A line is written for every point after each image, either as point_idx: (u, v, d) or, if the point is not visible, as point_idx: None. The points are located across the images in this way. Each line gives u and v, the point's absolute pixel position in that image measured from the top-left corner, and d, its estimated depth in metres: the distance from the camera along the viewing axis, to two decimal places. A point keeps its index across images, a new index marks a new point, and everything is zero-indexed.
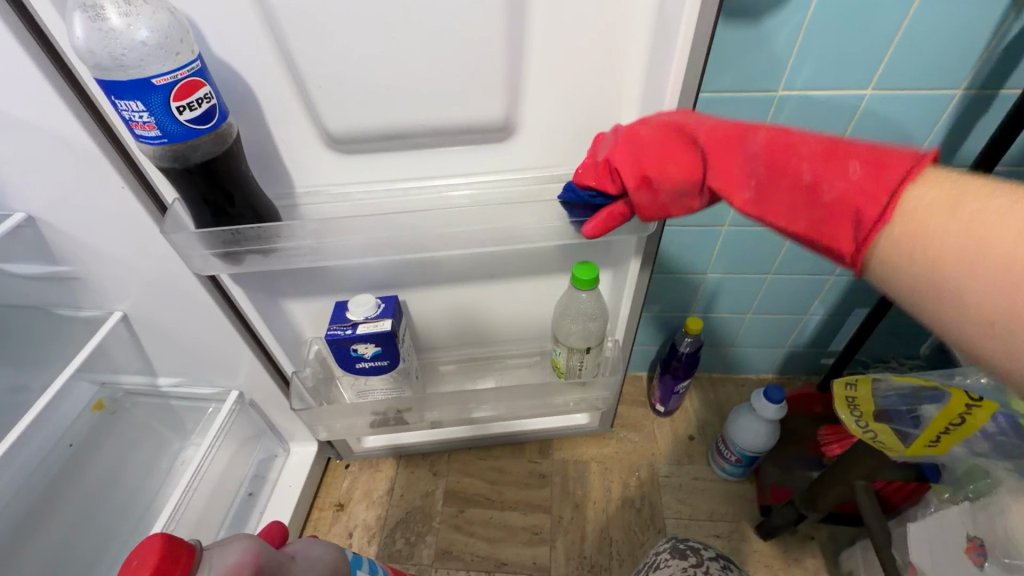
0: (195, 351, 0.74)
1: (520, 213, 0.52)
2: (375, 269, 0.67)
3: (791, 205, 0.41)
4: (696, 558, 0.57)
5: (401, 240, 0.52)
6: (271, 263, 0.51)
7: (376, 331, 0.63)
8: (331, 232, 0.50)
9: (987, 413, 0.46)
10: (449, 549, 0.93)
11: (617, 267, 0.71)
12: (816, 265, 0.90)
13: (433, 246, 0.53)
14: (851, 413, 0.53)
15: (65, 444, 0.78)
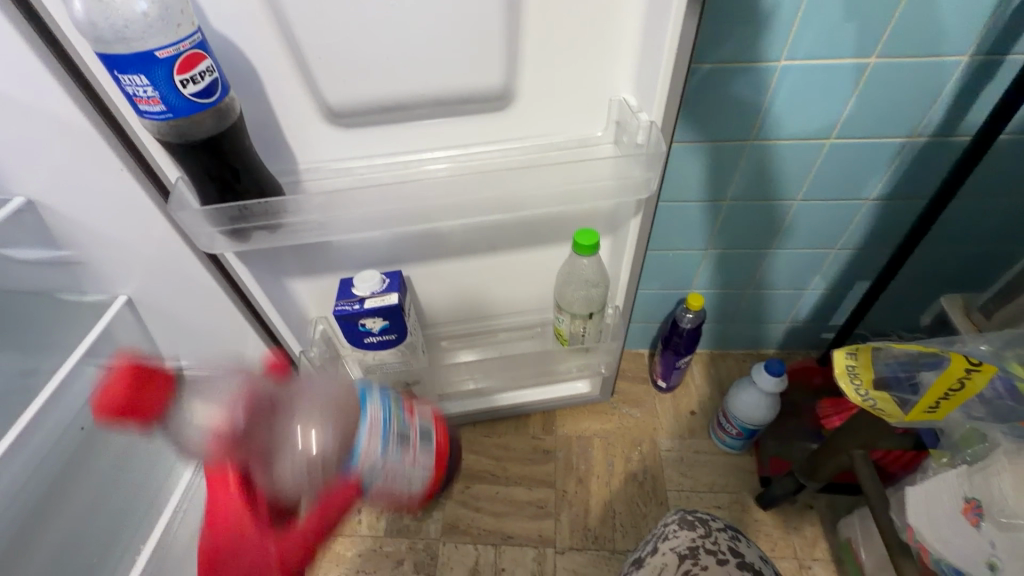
0: (200, 333, 0.74)
1: (522, 179, 0.52)
2: (377, 243, 0.67)
3: None
4: (704, 528, 0.58)
5: (405, 213, 0.52)
6: (279, 238, 0.50)
7: (383, 305, 0.63)
8: (334, 208, 0.50)
9: (986, 377, 0.45)
10: (456, 524, 0.95)
11: (615, 233, 0.70)
12: (819, 238, 0.90)
13: (437, 216, 0.53)
14: (853, 382, 0.50)
15: (77, 427, 0.75)
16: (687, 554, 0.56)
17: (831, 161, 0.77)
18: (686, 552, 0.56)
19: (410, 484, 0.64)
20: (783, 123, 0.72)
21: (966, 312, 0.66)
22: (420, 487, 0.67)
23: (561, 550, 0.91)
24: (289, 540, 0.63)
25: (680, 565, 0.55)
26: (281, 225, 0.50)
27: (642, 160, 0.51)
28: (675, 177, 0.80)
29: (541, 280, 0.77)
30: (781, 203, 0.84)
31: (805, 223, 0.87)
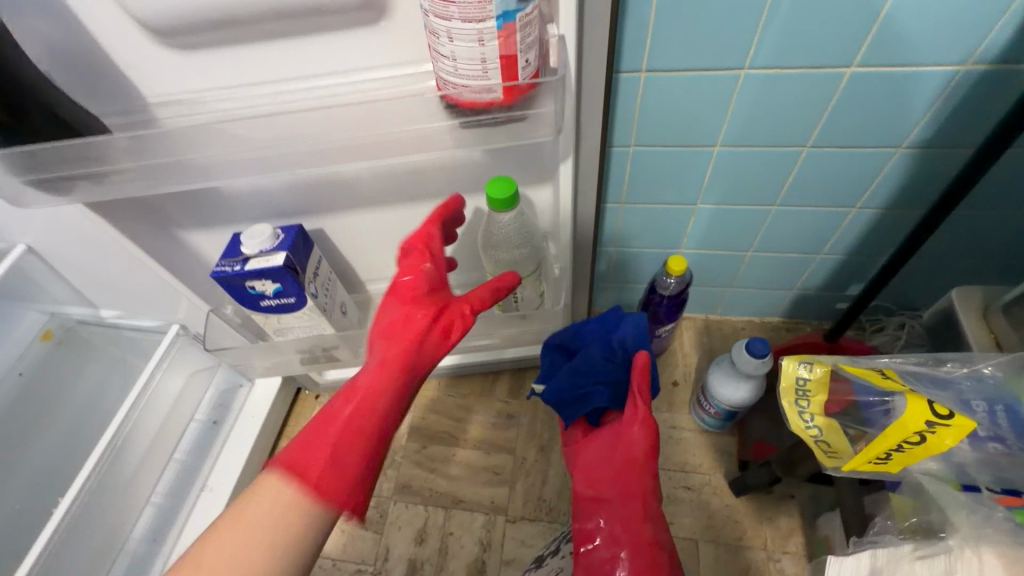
0: (119, 282, 0.71)
1: (396, 108, 0.42)
2: (265, 185, 0.55)
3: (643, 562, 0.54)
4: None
5: (269, 156, 0.43)
6: (106, 193, 0.43)
7: (265, 267, 0.51)
8: (151, 151, 0.42)
9: (947, 434, 0.40)
10: (408, 484, 0.92)
11: (558, 185, 0.59)
12: (833, 196, 0.74)
13: (312, 159, 0.44)
14: (798, 403, 0.46)
15: (15, 373, 0.79)
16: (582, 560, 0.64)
17: (853, 97, 0.60)
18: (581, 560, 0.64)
19: (525, 58, 0.38)
20: (785, 47, 0.56)
21: (982, 316, 0.61)
22: (524, 74, 0.38)
23: (512, 519, 0.87)
24: (452, 313, 0.57)
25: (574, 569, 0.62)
26: (106, 176, 0.42)
27: (547, 89, 0.40)
28: (650, 118, 0.65)
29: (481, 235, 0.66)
30: (786, 150, 0.68)
31: (817, 177, 0.72)
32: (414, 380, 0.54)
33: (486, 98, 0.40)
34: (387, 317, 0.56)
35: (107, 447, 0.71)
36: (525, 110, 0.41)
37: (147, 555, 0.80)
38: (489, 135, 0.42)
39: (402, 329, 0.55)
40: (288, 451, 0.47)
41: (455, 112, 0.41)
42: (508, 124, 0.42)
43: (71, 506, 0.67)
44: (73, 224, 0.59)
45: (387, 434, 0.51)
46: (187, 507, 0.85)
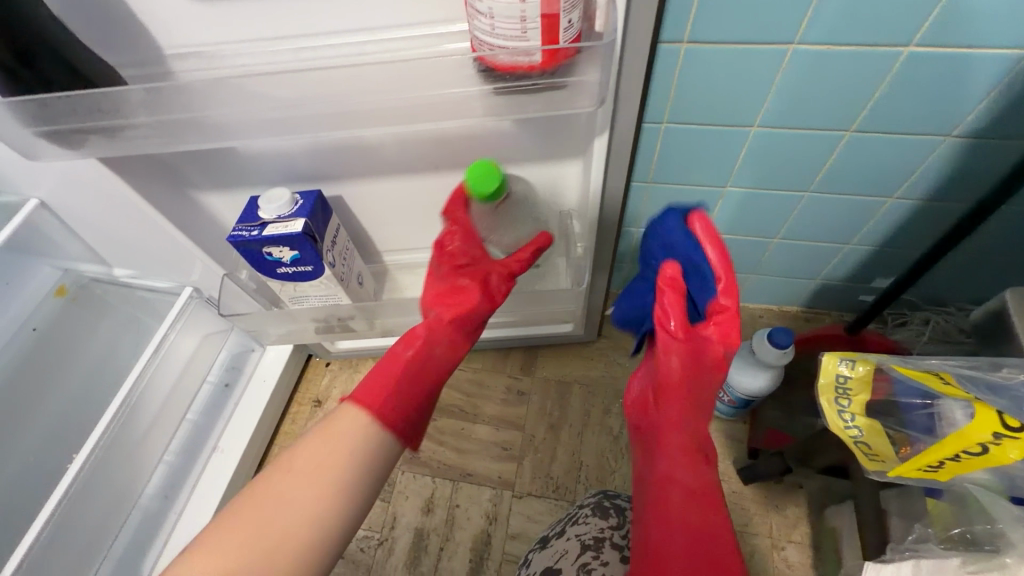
0: (134, 242, 0.70)
1: (427, 72, 0.39)
2: (285, 149, 0.53)
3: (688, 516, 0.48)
4: (617, 519, 0.51)
5: (293, 119, 0.41)
6: (121, 149, 0.41)
7: (284, 233, 0.49)
8: (169, 105, 0.39)
9: (1011, 448, 0.39)
10: (417, 455, 0.93)
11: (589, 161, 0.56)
12: (872, 184, 0.71)
13: (336, 124, 0.41)
14: (840, 404, 0.47)
15: (29, 328, 0.80)
16: (591, 546, 0.49)
17: (907, 80, 0.57)
18: (590, 543, 0.49)
19: (568, 20, 0.35)
20: (841, 21, 0.52)
21: None
22: (567, 38, 0.36)
23: (519, 495, 0.88)
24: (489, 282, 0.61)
25: (580, 554, 0.48)
26: (122, 130, 0.40)
27: (591, 56, 0.37)
28: (688, 93, 0.62)
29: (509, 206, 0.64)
30: (828, 134, 0.65)
31: (857, 163, 0.68)
32: (463, 340, 0.60)
33: (524, 62, 0.37)
34: (434, 288, 0.61)
35: (120, 408, 0.71)
36: (567, 77, 0.38)
37: (159, 510, 0.82)
38: (527, 104, 0.40)
39: (449, 293, 0.60)
40: (358, 390, 0.55)
41: (489, 78, 0.39)
42: (547, 94, 0.39)
43: (86, 463, 0.68)
44: (88, 181, 0.57)
45: (437, 380, 0.57)
46: (198, 469, 0.86)
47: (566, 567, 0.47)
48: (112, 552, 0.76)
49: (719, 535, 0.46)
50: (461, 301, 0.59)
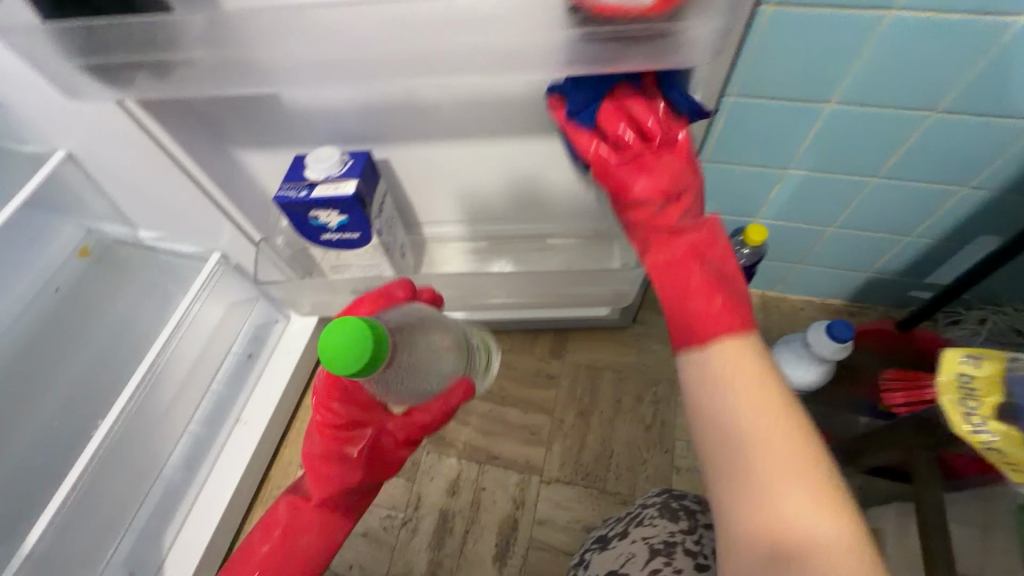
0: (162, 203, 0.66)
1: (512, 17, 0.35)
2: (334, 101, 0.49)
3: (696, 284, 0.48)
4: (688, 523, 0.48)
5: (358, 62, 0.37)
6: (169, 88, 0.38)
7: (336, 197, 0.46)
8: (224, 41, 0.35)
9: None
10: (443, 435, 0.90)
11: None
12: (947, 172, 0.66)
13: (404, 72, 0.38)
14: (965, 403, 0.42)
15: (52, 288, 0.77)
16: (660, 551, 0.46)
17: (1012, 56, 0.52)
18: (660, 547, 0.46)
19: None
20: None
21: None
22: None
23: (547, 480, 0.86)
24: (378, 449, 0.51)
25: (649, 561, 0.45)
26: (169, 69, 0.37)
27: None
28: (763, 63, 0.57)
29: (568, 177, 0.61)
30: (909, 113, 0.60)
31: (935, 148, 0.64)
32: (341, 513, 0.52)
33: (633, 5, 0.33)
34: (307, 448, 0.51)
35: (144, 375, 0.69)
36: (676, 23, 0.34)
37: (181, 483, 0.80)
38: (613, 57, 0.36)
39: (321, 461, 0.50)
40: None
41: (587, 24, 0.34)
42: (646, 44, 0.35)
43: (109, 432, 0.66)
44: (119, 129, 0.53)
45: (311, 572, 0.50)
46: (220, 441, 0.84)
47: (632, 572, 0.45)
48: (135, 522, 0.74)
49: (724, 279, 0.49)
50: (337, 473, 0.50)
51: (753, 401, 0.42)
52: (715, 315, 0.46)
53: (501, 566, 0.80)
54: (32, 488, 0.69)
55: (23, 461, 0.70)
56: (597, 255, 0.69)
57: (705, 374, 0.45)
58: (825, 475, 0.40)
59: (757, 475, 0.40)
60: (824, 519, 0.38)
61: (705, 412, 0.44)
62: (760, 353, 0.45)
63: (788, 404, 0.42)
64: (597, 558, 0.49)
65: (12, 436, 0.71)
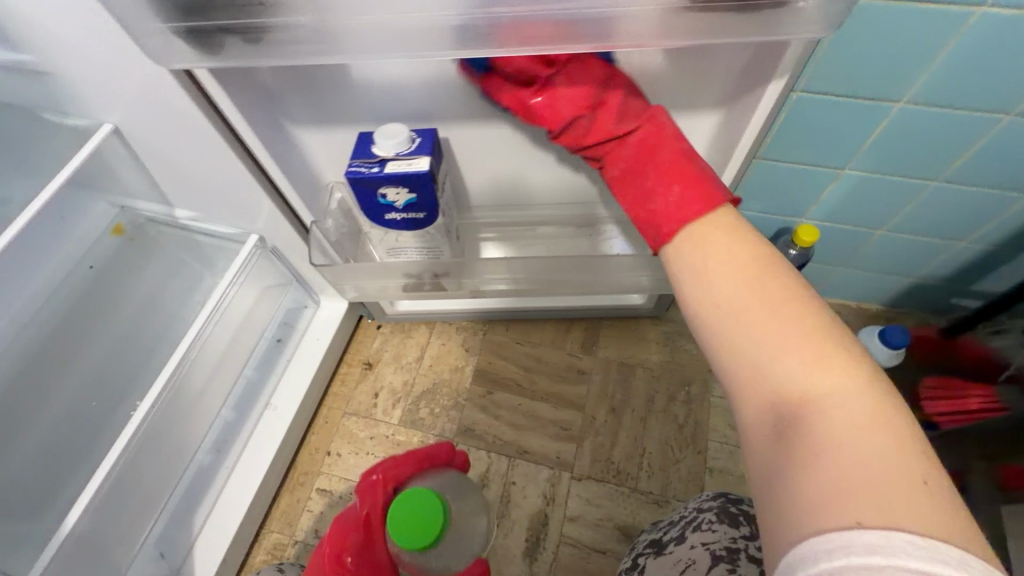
0: (203, 186, 0.64)
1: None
2: (405, 75, 0.50)
3: (653, 182, 0.45)
4: (749, 528, 0.48)
5: (452, 29, 0.36)
6: (260, 54, 0.38)
7: (409, 172, 0.47)
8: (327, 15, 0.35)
9: None
10: (472, 427, 0.89)
11: (734, 104, 0.54)
12: (1010, 178, 0.65)
13: (497, 43, 0.37)
14: None
15: (86, 265, 0.76)
16: (723, 557, 0.45)
17: None
18: (722, 554, 0.46)
19: None
20: None
21: None
22: None
23: (578, 477, 0.85)
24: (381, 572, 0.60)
25: (712, 567, 0.45)
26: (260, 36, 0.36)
27: None
28: (835, 59, 0.55)
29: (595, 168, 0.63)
30: (981, 116, 0.58)
31: (1002, 152, 0.62)
32: None
33: None
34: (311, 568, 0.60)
35: (182, 358, 0.67)
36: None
37: (211, 467, 0.79)
38: (706, 30, 0.36)
39: None
40: None
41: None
42: (757, 13, 0.35)
43: (147, 415, 0.65)
44: (172, 101, 0.51)
45: None
46: (249, 425, 0.83)
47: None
48: (166, 506, 0.74)
49: (693, 162, 0.45)
50: None
51: (728, 273, 0.39)
52: (680, 202, 0.42)
53: (531, 562, 0.79)
54: (63, 464, 0.68)
55: (54, 436, 0.69)
56: (579, 243, 0.71)
57: (676, 270, 0.42)
58: (818, 326, 0.36)
59: (741, 348, 0.36)
60: (820, 373, 0.34)
61: (684, 302, 0.41)
62: (733, 221, 0.41)
63: (764, 263, 0.39)
64: (654, 563, 0.50)
65: (44, 411, 0.70)
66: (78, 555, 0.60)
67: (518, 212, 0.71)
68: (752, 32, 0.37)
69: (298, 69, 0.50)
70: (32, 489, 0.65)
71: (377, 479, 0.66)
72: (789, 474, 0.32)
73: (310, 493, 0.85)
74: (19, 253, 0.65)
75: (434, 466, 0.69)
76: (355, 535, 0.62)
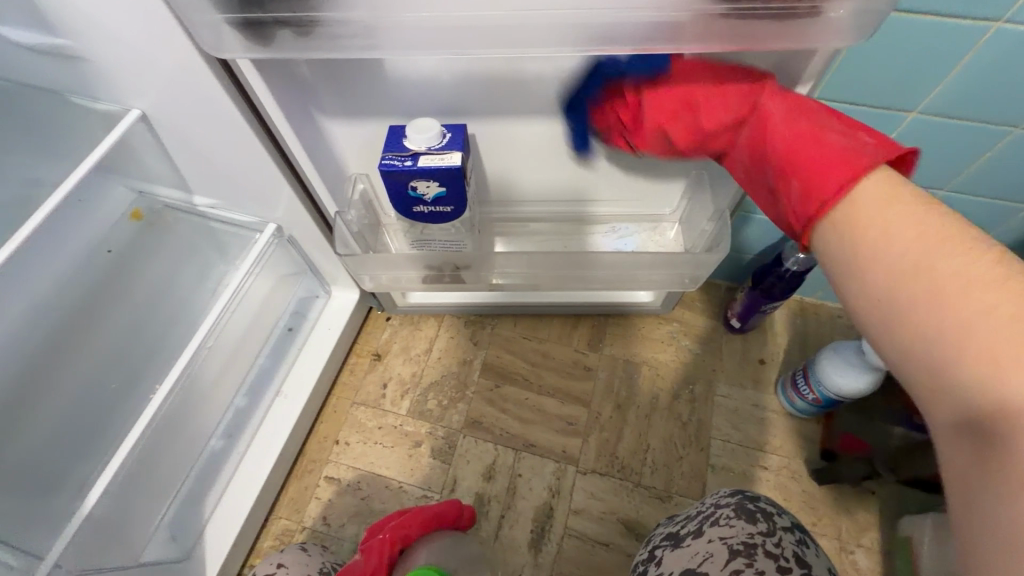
0: (226, 175, 0.65)
1: None
2: (436, 71, 0.51)
3: (783, 173, 0.46)
4: (766, 525, 0.49)
5: (493, 28, 0.38)
6: (309, 46, 0.40)
7: (443, 167, 0.50)
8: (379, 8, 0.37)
9: None
10: (479, 420, 0.91)
11: None
12: (1016, 191, 0.67)
13: (535, 42, 0.38)
14: None
15: (104, 249, 0.76)
16: (741, 551, 0.47)
17: None
18: (740, 548, 0.48)
19: None
20: None
21: None
22: None
23: (583, 471, 0.86)
24: None
25: (729, 560, 0.47)
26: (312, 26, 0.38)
27: None
28: (852, 69, 0.57)
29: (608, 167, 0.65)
30: (992, 129, 0.60)
31: (1009, 164, 0.64)
32: None
33: None
34: None
35: (200, 344, 0.68)
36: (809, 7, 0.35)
37: (223, 452, 0.80)
38: (738, 36, 0.38)
39: None
40: None
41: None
42: (792, 22, 0.37)
43: (165, 400, 0.65)
44: (205, 89, 0.52)
45: None
46: (261, 412, 0.84)
47: (713, 571, 0.47)
48: (179, 489, 0.75)
49: (819, 142, 0.44)
50: None
51: (900, 267, 0.38)
52: (816, 184, 0.43)
53: (536, 553, 0.80)
54: (81, 443, 0.69)
55: (72, 416, 0.70)
56: (572, 240, 0.73)
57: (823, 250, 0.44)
58: (1018, 320, 0.32)
59: (940, 343, 0.35)
60: (1016, 379, 0.31)
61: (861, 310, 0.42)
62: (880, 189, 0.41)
63: (944, 254, 0.36)
64: (671, 555, 0.51)
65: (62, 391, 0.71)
66: (96, 533, 0.61)
67: (510, 210, 0.73)
68: (782, 39, 0.38)
69: (331, 62, 0.51)
70: (50, 467, 0.66)
71: (384, 538, 0.59)
72: (983, 498, 0.32)
73: (318, 480, 0.86)
74: (43, 234, 0.65)
75: (443, 527, 0.64)
76: None
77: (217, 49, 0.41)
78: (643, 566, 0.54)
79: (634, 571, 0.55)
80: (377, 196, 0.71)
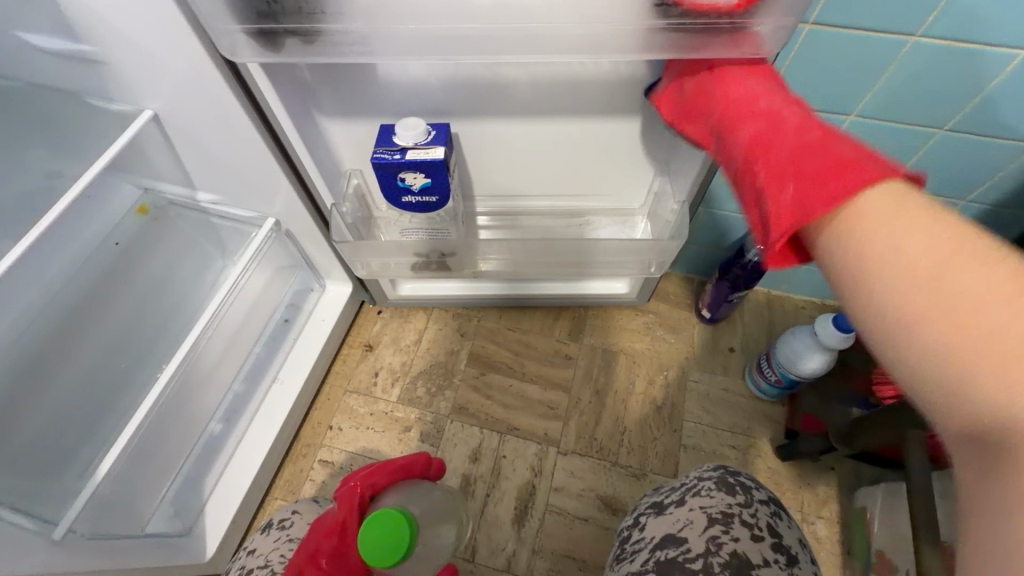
0: (231, 171, 0.70)
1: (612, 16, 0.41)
2: (423, 77, 0.57)
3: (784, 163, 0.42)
4: (744, 496, 0.54)
5: (469, 39, 0.44)
6: (314, 52, 0.46)
7: (427, 159, 0.56)
8: (369, 18, 0.43)
9: None
10: (466, 405, 0.96)
11: None
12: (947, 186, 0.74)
13: (506, 51, 0.45)
14: None
15: (113, 242, 0.81)
16: (718, 520, 0.53)
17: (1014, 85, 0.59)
18: (718, 517, 0.53)
19: None
20: (967, 20, 0.54)
21: None
22: None
23: (564, 452, 0.92)
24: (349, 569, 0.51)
25: (707, 528, 0.52)
26: (317, 36, 0.44)
27: (771, 8, 0.41)
28: (794, 77, 0.64)
29: (581, 164, 0.72)
30: (920, 130, 0.67)
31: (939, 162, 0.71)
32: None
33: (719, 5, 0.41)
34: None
35: (203, 331, 0.72)
36: (742, 22, 0.42)
37: (222, 434, 0.84)
38: (683, 47, 0.44)
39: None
40: None
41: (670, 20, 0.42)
42: (724, 36, 0.44)
43: (168, 383, 0.70)
44: (214, 88, 0.57)
45: None
46: (259, 397, 0.88)
47: (692, 536, 0.52)
48: (179, 470, 0.79)
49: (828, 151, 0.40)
50: None
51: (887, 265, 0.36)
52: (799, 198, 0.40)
53: (519, 527, 0.85)
54: (89, 423, 0.73)
55: (82, 397, 0.74)
56: (567, 230, 0.80)
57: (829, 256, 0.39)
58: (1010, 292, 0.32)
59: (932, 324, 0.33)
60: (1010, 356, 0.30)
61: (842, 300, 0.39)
62: (887, 193, 0.38)
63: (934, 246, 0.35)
64: (652, 521, 0.56)
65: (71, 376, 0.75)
66: (104, 504, 0.65)
67: (509, 202, 0.80)
68: (719, 51, 0.45)
69: (329, 66, 0.57)
70: (61, 445, 0.70)
71: (353, 485, 0.57)
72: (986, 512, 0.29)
73: (312, 463, 0.90)
74: (59, 226, 0.70)
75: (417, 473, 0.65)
76: (330, 543, 0.51)
77: (234, 54, 0.47)
78: (627, 530, 0.59)
79: (619, 536, 0.60)
80: (370, 189, 0.77)
